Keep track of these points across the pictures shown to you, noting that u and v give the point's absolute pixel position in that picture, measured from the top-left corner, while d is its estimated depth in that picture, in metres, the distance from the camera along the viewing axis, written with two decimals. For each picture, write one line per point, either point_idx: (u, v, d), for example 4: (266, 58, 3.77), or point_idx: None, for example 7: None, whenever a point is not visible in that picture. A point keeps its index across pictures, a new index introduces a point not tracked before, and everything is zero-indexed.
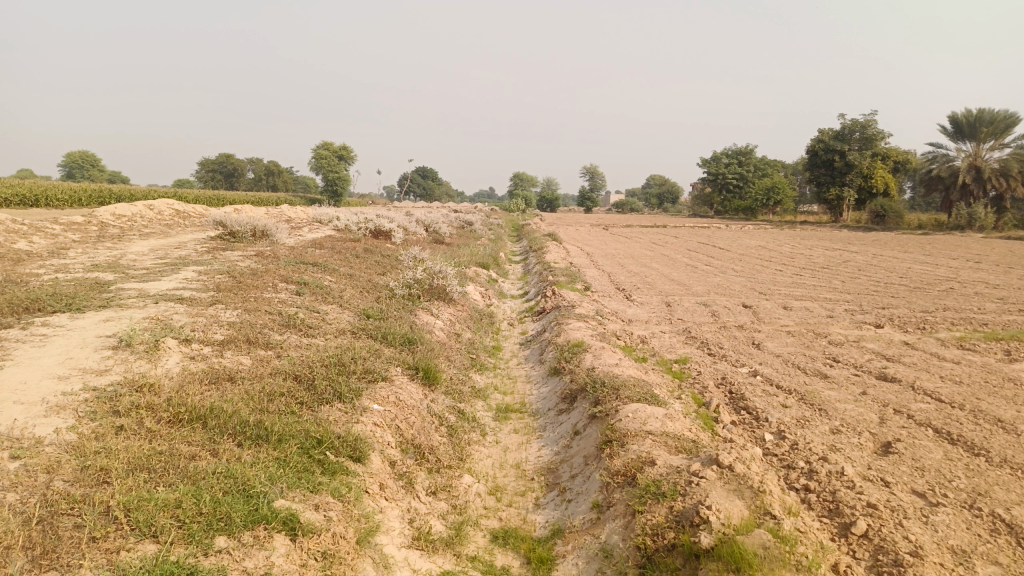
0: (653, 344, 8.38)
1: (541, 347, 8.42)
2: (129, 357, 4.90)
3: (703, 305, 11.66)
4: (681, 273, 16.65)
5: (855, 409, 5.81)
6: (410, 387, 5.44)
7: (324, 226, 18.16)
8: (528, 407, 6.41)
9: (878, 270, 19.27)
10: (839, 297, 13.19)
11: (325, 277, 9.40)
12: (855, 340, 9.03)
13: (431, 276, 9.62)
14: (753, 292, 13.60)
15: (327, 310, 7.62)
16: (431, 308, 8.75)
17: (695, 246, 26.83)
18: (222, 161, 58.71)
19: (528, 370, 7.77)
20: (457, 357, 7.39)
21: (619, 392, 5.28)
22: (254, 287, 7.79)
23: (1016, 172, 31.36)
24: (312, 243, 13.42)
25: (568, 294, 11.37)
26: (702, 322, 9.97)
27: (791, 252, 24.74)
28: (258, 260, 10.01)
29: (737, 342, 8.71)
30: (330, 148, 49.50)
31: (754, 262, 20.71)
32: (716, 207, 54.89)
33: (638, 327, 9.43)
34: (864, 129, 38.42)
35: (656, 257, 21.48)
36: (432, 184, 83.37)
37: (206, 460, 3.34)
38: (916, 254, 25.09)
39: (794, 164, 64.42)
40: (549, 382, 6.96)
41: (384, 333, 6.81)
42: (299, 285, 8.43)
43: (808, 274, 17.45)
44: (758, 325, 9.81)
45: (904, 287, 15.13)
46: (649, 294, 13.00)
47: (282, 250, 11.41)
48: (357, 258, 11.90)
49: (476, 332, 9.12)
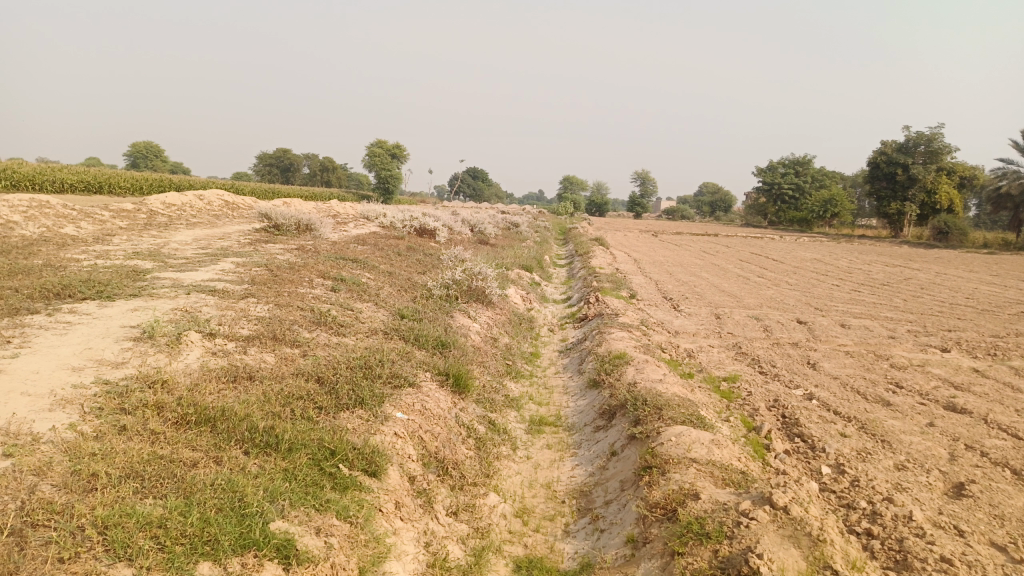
0: (700, 359, 7.93)
1: (581, 356, 8.05)
2: (148, 350, 4.72)
3: (754, 319, 11.12)
4: (731, 284, 16.06)
5: (922, 443, 5.29)
6: (438, 395, 5.14)
7: (370, 223, 18.09)
8: (563, 421, 6.05)
9: (942, 290, 18.31)
10: (900, 317, 12.47)
11: (364, 274, 9.20)
12: (919, 364, 8.42)
13: (471, 276, 9.34)
14: (808, 308, 12.97)
15: (361, 307, 7.40)
16: (469, 311, 8.45)
17: (747, 256, 26.05)
18: (279, 155, 59.73)
19: (566, 380, 7.41)
20: (492, 363, 7.07)
21: (662, 412, 4.89)
22: (289, 281, 7.62)
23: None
24: (355, 238, 13.31)
25: (613, 302, 10.96)
26: (752, 337, 9.46)
27: (848, 267, 23.79)
28: (298, 254, 9.87)
29: (790, 360, 8.19)
30: (383, 147, 49.93)
31: (808, 275, 19.92)
32: (770, 217, 53.55)
33: (684, 340, 8.99)
34: (929, 143, 36.96)
35: (706, 267, 20.85)
36: (482, 185, 83.47)
37: (207, 470, 3.09)
38: (982, 274, 23.88)
39: (854, 177, 62.47)
40: (587, 395, 6.59)
41: (416, 334, 6.54)
42: (336, 281, 8.24)
43: (867, 291, 16.65)
44: (813, 343, 9.26)
45: (971, 309, 14.26)
46: (697, 305, 12.49)
47: (323, 244, 11.29)
48: (399, 256, 11.71)
49: (514, 337, 8.80)
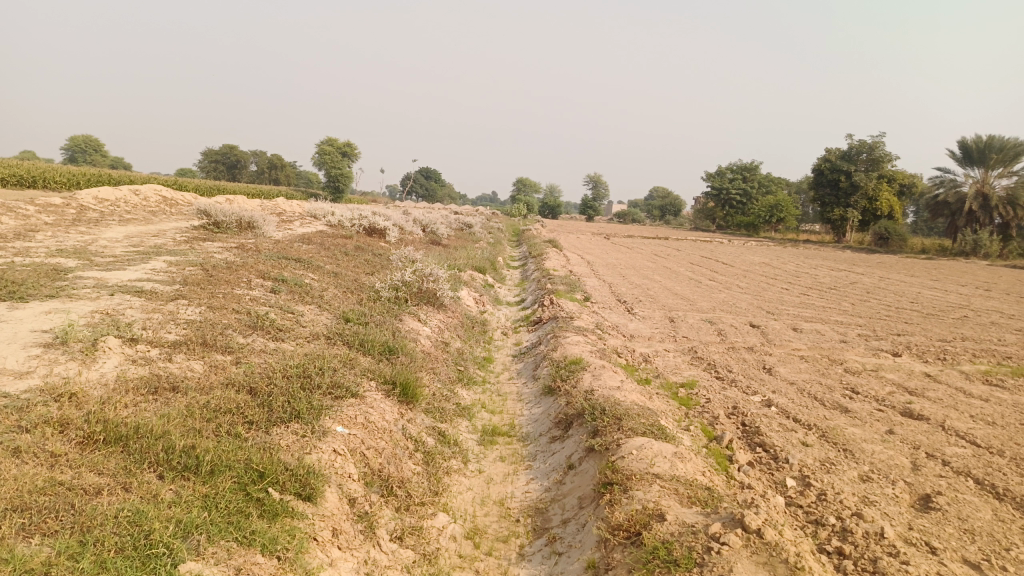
0: (656, 364, 7.72)
1: (535, 361, 7.77)
2: (58, 357, 4.25)
3: (709, 323, 11.02)
4: (684, 288, 16.03)
5: (884, 452, 5.16)
6: (384, 405, 4.79)
7: (317, 221, 17.52)
8: (517, 431, 5.75)
9: (886, 294, 18.63)
10: (849, 321, 12.54)
11: (307, 275, 8.76)
12: (873, 369, 8.38)
13: (420, 278, 8.97)
14: (760, 311, 12.95)
15: (303, 310, 6.98)
16: (418, 314, 8.09)
17: (698, 259, 26.20)
18: (226, 152, 58.10)
19: (519, 387, 7.11)
20: (441, 369, 6.73)
21: (621, 422, 4.63)
22: (225, 282, 7.15)
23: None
24: (300, 237, 12.79)
25: (567, 304, 10.72)
26: (708, 342, 9.32)
27: (796, 271, 24.12)
28: (238, 253, 9.35)
29: (747, 365, 8.05)
30: (334, 145, 49.02)
31: (758, 279, 20.06)
32: (718, 221, 54.32)
33: (640, 344, 8.80)
34: (871, 151, 37.93)
35: (658, 269, 20.83)
36: (434, 185, 82.80)
37: (111, 501, 2.70)
38: (923, 278, 24.45)
39: (799, 183, 63.91)
40: (542, 403, 6.30)
41: (362, 339, 6.17)
42: (277, 282, 7.78)
43: (816, 295, 16.80)
44: (768, 347, 9.17)
45: (916, 313, 14.47)
46: (651, 308, 12.34)
47: (266, 243, 10.77)
48: (346, 256, 11.26)
49: (466, 342, 8.47)
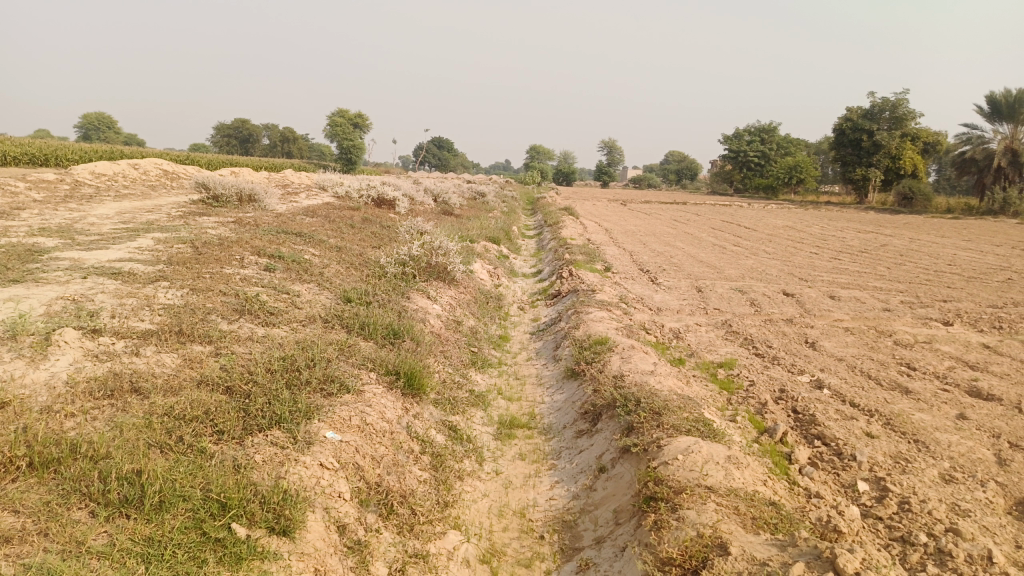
0: (688, 341, 7.03)
1: (556, 340, 7.12)
2: (2, 353, 3.65)
3: (739, 293, 10.29)
4: (709, 254, 15.25)
5: (964, 443, 4.46)
6: (385, 402, 4.15)
7: (324, 193, 16.85)
8: (538, 422, 5.11)
9: (920, 256, 17.72)
10: (888, 287, 11.72)
11: (308, 250, 8.12)
12: (925, 341, 7.63)
13: (429, 251, 8.30)
14: (792, 278, 12.16)
15: (300, 289, 6.36)
16: (427, 290, 7.43)
17: (718, 224, 25.31)
18: (238, 126, 57.38)
19: (539, 369, 6.46)
20: (452, 352, 6.10)
21: (660, 417, 3.97)
22: (215, 260, 6.53)
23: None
24: (304, 210, 12.14)
25: (587, 276, 10.02)
26: (741, 313, 8.60)
27: (822, 235, 23.18)
28: (234, 228, 8.73)
29: (787, 340, 7.33)
30: (345, 117, 48.20)
31: (784, 244, 19.18)
32: (736, 185, 53.03)
33: (668, 318, 8.10)
34: (895, 108, 36.47)
35: (679, 236, 20.00)
36: (448, 154, 81.73)
37: (19, 555, 2.10)
38: (955, 239, 23.43)
39: (820, 143, 62.23)
40: (565, 389, 5.65)
41: (363, 323, 5.53)
42: (273, 259, 7.15)
43: (847, 259, 15.92)
44: (808, 318, 8.43)
45: (958, 277, 13.58)
46: (676, 277, 11.61)
47: (266, 217, 10.13)
48: (351, 229, 10.61)
49: (480, 320, 7.83)
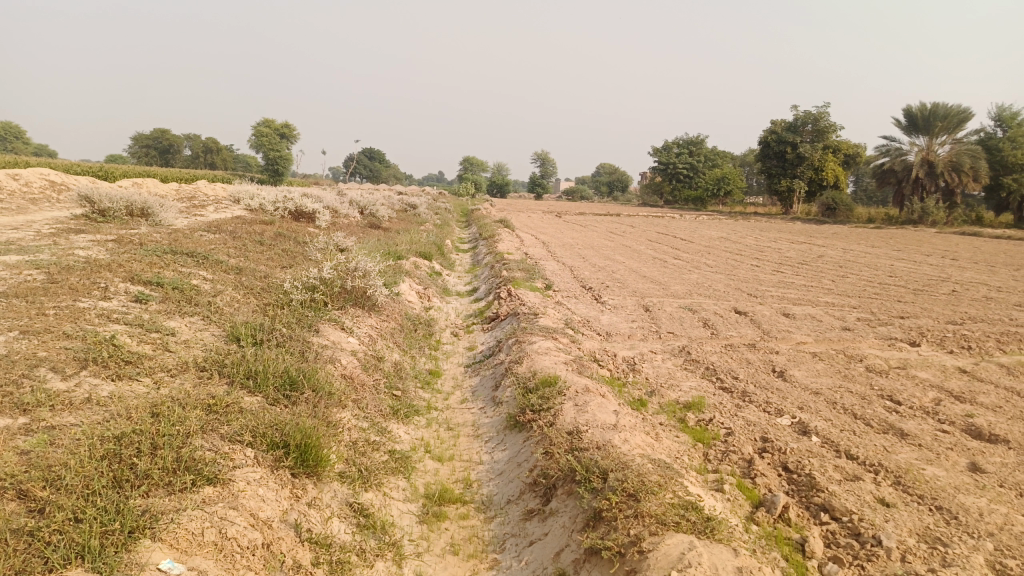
0: (646, 374, 6.10)
1: (495, 377, 6.08)
2: None
3: (689, 312, 9.51)
4: (651, 268, 14.53)
5: (997, 509, 3.64)
6: (264, 493, 3.05)
7: (238, 205, 15.41)
8: (475, 495, 4.06)
9: (859, 268, 17.46)
10: (839, 303, 11.12)
11: (199, 273, 6.88)
12: (899, 367, 6.93)
13: (344, 272, 7.15)
14: (741, 295, 11.47)
15: (177, 325, 5.15)
16: (340, 321, 6.30)
17: (654, 236, 24.80)
18: (157, 136, 54.52)
19: (476, 416, 5.40)
20: (368, 401, 5.00)
21: (637, 503, 3.00)
22: (69, 291, 5.24)
23: (968, 168, 30.17)
24: (208, 225, 10.78)
25: (528, 297, 9.06)
26: (698, 337, 7.75)
27: (758, 246, 22.93)
28: (112, 248, 7.38)
29: (754, 369, 6.50)
30: (272, 126, 46.15)
31: (723, 257, 18.62)
32: (667, 196, 53.25)
33: (619, 345, 7.20)
34: (816, 122, 36.95)
35: (618, 249, 19.30)
36: (379, 165, 79.92)
37: None
38: (885, 249, 23.50)
39: (745, 156, 63.38)
40: (507, 445, 4.61)
41: (251, 371, 4.38)
42: (151, 287, 5.91)
43: (791, 272, 15.41)
44: (770, 342, 7.63)
45: (904, 290, 13.13)
46: (620, 295, 10.75)
47: (157, 235, 8.77)
48: (260, 247, 9.36)
49: (405, 353, 6.74)
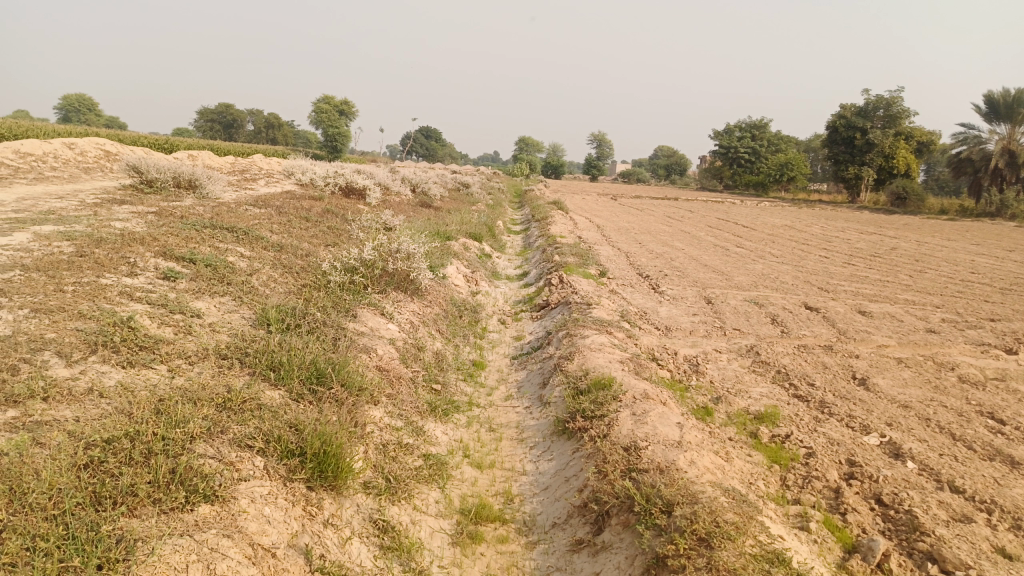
0: (711, 377, 5.51)
1: (544, 372, 5.59)
2: None
3: (755, 306, 8.82)
4: (712, 257, 13.79)
5: None
6: (270, 514, 2.64)
7: (290, 179, 15.22)
8: (516, 513, 3.58)
9: (936, 262, 16.30)
10: (920, 301, 10.24)
11: (237, 250, 6.56)
12: (997, 378, 6.17)
13: (386, 254, 6.74)
14: (811, 289, 10.67)
15: (204, 306, 4.80)
16: (380, 305, 5.89)
17: (713, 223, 23.85)
18: (221, 111, 55.47)
19: (521, 417, 4.91)
20: (404, 397, 4.56)
21: (710, 551, 2.47)
22: (94, 265, 4.94)
23: None
24: (255, 200, 10.53)
25: (581, 285, 8.53)
26: (767, 336, 7.10)
27: (825, 236, 21.76)
28: (151, 221, 7.11)
29: (831, 376, 5.85)
30: (331, 103, 46.34)
31: (788, 246, 17.65)
32: (726, 181, 51.63)
33: (680, 342, 6.62)
34: (888, 107, 35.01)
35: (676, 235, 18.52)
36: (435, 144, 79.87)
37: None
38: (962, 243, 22.01)
39: (810, 142, 60.96)
40: (554, 455, 4.11)
41: (275, 363, 3.98)
42: (182, 263, 5.58)
43: (862, 265, 14.44)
44: (848, 345, 6.93)
45: (990, 288, 12.08)
46: (679, 285, 10.11)
47: (200, 208, 8.51)
48: (304, 223, 9.04)
49: (448, 342, 6.30)
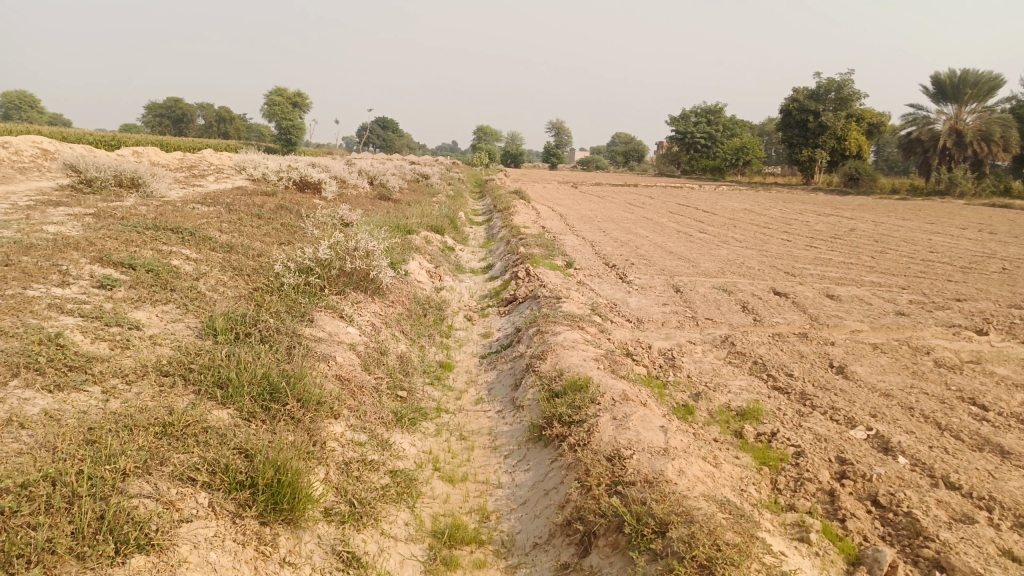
0: (688, 372, 5.31)
1: (515, 372, 5.32)
2: None
3: (724, 294, 8.68)
4: (677, 243, 13.67)
5: None
6: (216, 560, 2.37)
7: (242, 174, 14.63)
8: (493, 533, 3.31)
9: (895, 243, 16.44)
10: (886, 283, 10.22)
11: (183, 252, 6.13)
12: (973, 361, 6.09)
13: (344, 252, 6.38)
14: (778, 273, 10.58)
15: (144, 317, 4.40)
16: (339, 307, 5.54)
17: (674, 208, 23.79)
18: (170, 105, 53.78)
19: (493, 422, 4.64)
20: (367, 407, 4.25)
21: None
22: (21, 275, 4.51)
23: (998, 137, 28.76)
24: (204, 197, 10.02)
25: (548, 277, 8.27)
26: (740, 325, 6.93)
27: (785, 219, 21.87)
28: (88, 223, 6.63)
29: (809, 365, 5.69)
30: (283, 95, 45.24)
31: (750, 230, 17.65)
32: (684, 166, 51.89)
33: (653, 334, 6.42)
34: (839, 90, 35.42)
35: (639, 221, 18.38)
36: (392, 135, 78.84)
37: None
38: (916, 222, 22.34)
39: (764, 126, 61.64)
40: (531, 466, 3.85)
41: (224, 379, 3.63)
42: (121, 270, 5.16)
43: (824, 248, 14.46)
44: (822, 331, 6.80)
45: (951, 268, 12.16)
46: (647, 274, 9.92)
47: (144, 208, 8.01)
48: (256, 221, 8.60)
49: (413, 343, 5.99)
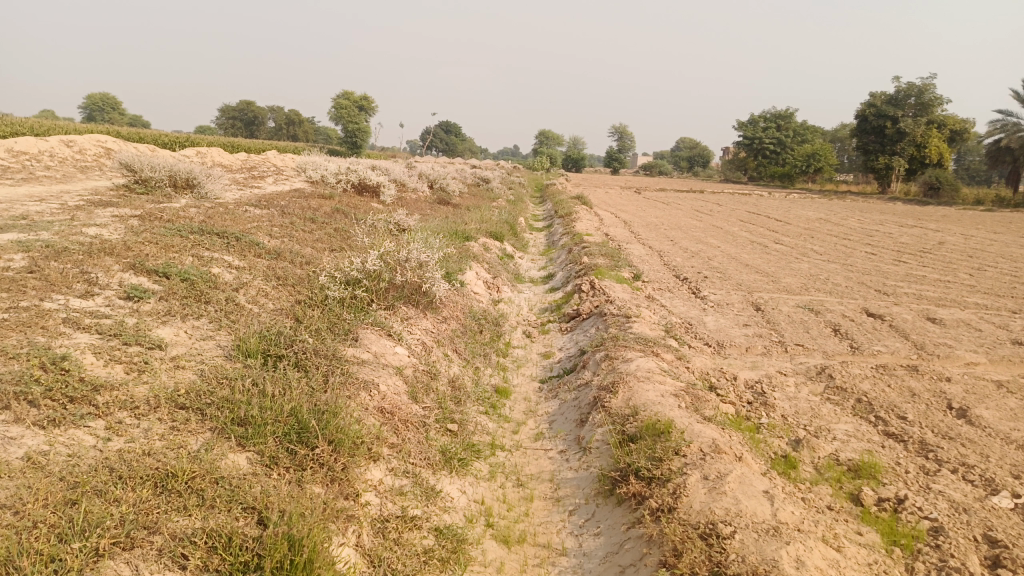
0: (783, 411, 4.57)
1: (580, 405, 4.68)
2: None
3: (811, 314, 7.84)
4: (751, 255, 12.78)
5: None
6: None
7: (302, 177, 14.42)
8: None
9: (990, 259, 15.08)
10: (992, 305, 9.14)
11: (224, 259, 5.72)
12: None
13: (395, 263, 5.87)
14: (867, 292, 9.62)
15: (168, 334, 3.94)
16: (387, 325, 5.02)
17: (743, 216, 22.71)
18: (241, 108, 55.09)
19: (556, 466, 4.01)
20: (412, 447, 3.69)
21: None
22: (43, 284, 4.13)
23: None
24: (258, 199, 9.72)
25: (616, 291, 7.61)
26: (834, 353, 6.13)
27: (864, 230, 20.53)
28: (132, 226, 6.31)
29: (924, 407, 4.87)
30: (350, 98, 45.69)
31: (828, 242, 16.53)
32: (751, 173, 50.21)
33: (736, 362, 5.70)
34: (920, 94, 33.50)
35: (707, 230, 17.46)
36: (455, 139, 79.10)
37: None
38: (1008, 236, 20.67)
39: (837, 132, 59.17)
40: (602, 530, 3.21)
41: (244, 416, 3.12)
42: (154, 278, 4.75)
43: (913, 263, 13.31)
44: (932, 364, 5.93)
45: None
46: (722, 289, 9.14)
47: (194, 210, 7.70)
48: (308, 225, 8.21)
49: (467, 365, 5.42)
